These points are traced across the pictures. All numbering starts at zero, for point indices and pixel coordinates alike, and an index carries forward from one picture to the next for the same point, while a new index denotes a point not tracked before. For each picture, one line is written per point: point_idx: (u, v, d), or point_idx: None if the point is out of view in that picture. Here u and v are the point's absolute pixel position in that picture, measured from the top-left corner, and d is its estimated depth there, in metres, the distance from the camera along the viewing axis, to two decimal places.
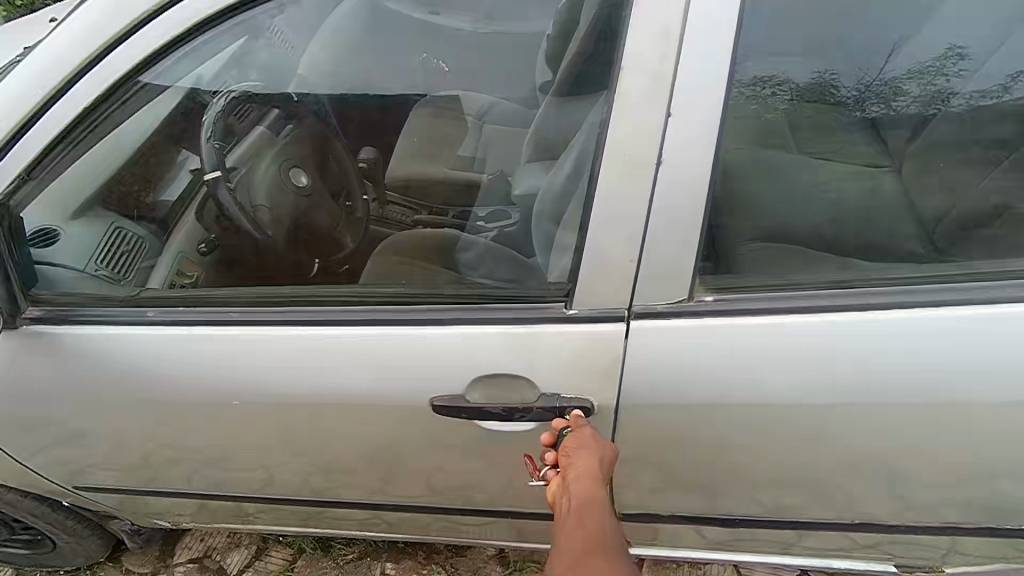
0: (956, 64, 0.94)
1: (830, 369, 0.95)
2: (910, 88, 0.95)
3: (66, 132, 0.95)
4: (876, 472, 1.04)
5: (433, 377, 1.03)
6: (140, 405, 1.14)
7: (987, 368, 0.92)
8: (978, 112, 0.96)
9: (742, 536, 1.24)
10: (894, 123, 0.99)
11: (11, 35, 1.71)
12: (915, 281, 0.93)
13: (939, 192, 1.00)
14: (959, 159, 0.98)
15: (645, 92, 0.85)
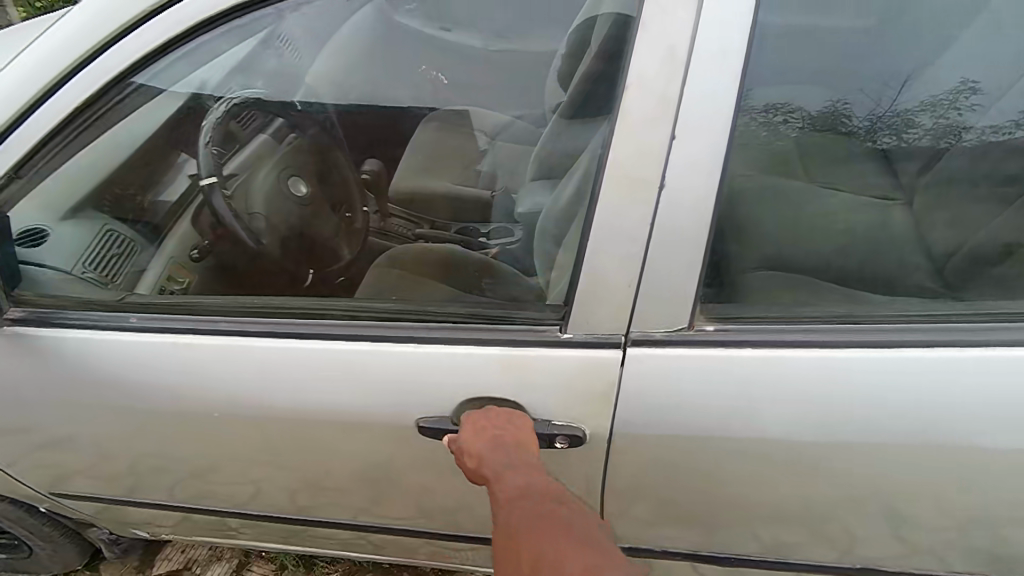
0: (968, 98, 0.92)
1: (836, 403, 0.92)
2: (922, 121, 0.93)
3: (55, 131, 0.94)
4: (878, 512, 1.00)
5: (419, 392, 1.00)
6: (122, 412, 1.11)
7: (997, 412, 0.89)
8: (989, 146, 0.93)
9: (738, 573, 1.19)
10: (905, 156, 0.96)
11: None
12: (924, 318, 0.90)
13: (950, 227, 0.96)
14: (973, 194, 0.95)
15: (649, 112, 0.83)
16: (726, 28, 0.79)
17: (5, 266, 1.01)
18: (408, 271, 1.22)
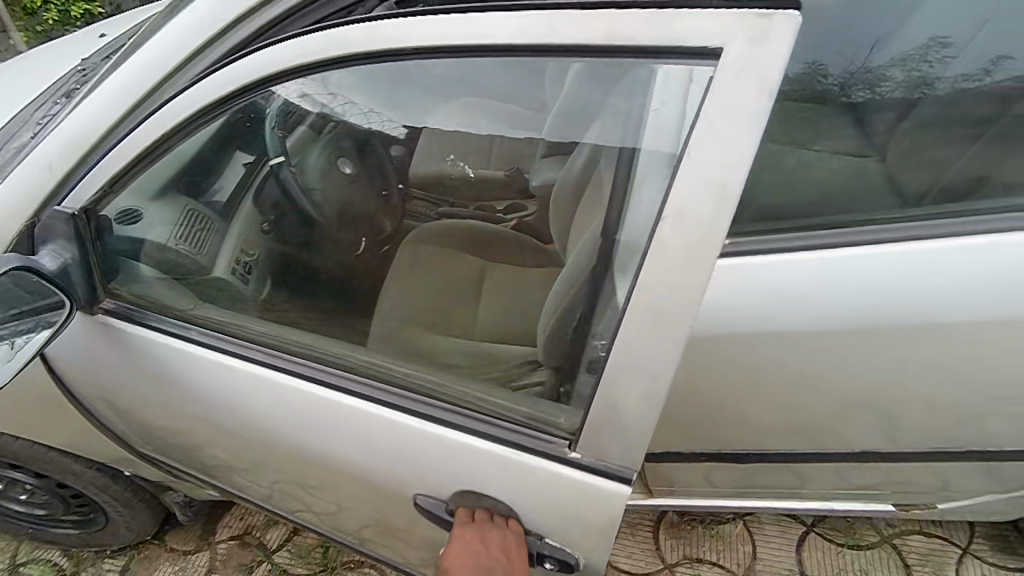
0: (939, 51, 1.16)
1: (836, 303, 1.04)
2: (893, 74, 1.18)
3: (140, 155, 1.07)
4: (872, 407, 1.16)
5: (443, 468, 1.06)
6: (189, 402, 1.24)
7: (973, 305, 1.02)
8: (961, 91, 1.14)
9: (756, 476, 1.34)
10: (878, 106, 1.18)
11: (72, 47, 1.88)
12: (909, 228, 1.03)
13: (924, 170, 1.12)
14: (948, 136, 1.13)
15: (702, 207, 0.72)
16: None
17: (103, 261, 1.17)
18: (437, 251, 1.44)
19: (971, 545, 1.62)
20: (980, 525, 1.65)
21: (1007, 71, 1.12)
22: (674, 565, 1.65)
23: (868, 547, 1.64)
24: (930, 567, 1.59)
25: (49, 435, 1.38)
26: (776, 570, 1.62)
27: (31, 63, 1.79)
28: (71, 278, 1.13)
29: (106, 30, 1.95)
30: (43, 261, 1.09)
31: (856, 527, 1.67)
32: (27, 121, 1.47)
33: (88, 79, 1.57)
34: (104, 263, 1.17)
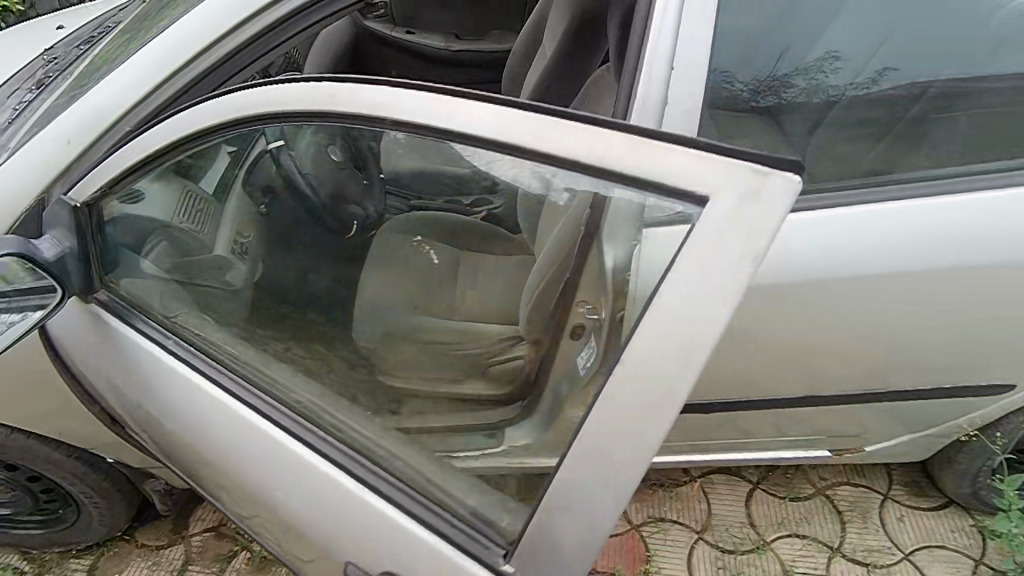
0: (832, 63, 1.17)
1: (784, 256, 1.16)
2: (798, 83, 1.17)
3: (134, 166, 1.14)
4: (812, 362, 1.28)
5: (377, 545, 1.01)
6: (160, 413, 1.25)
7: (892, 263, 1.15)
8: (853, 100, 1.18)
9: (715, 429, 1.47)
10: (790, 109, 1.19)
11: (26, 35, 1.84)
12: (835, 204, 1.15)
13: (837, 165, 1.19)
14: (847, 134, 1.19)
15: (672, 338, 0.69)
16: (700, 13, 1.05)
17: (102, 252, 1.20)
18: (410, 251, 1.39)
19: (891, 491, 1.86)
20: (897, 473, 1.90)
21: (892, 80, 1.18)
22: (640, 525, 1.79)
23: (806, 498, 1.85)
24: (858, 512, 1.82)
25: (31, 422, 1.37)
26: (729, 523, 1.80)
27: None
28: (68, 267, 1.16)
29: (63, 21, 1.91)
30: (44, 247, 1.12)
31: (795, 481, 1.88)
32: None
33: (56, 67, 1.55)
34: (103, 254, 1.20)
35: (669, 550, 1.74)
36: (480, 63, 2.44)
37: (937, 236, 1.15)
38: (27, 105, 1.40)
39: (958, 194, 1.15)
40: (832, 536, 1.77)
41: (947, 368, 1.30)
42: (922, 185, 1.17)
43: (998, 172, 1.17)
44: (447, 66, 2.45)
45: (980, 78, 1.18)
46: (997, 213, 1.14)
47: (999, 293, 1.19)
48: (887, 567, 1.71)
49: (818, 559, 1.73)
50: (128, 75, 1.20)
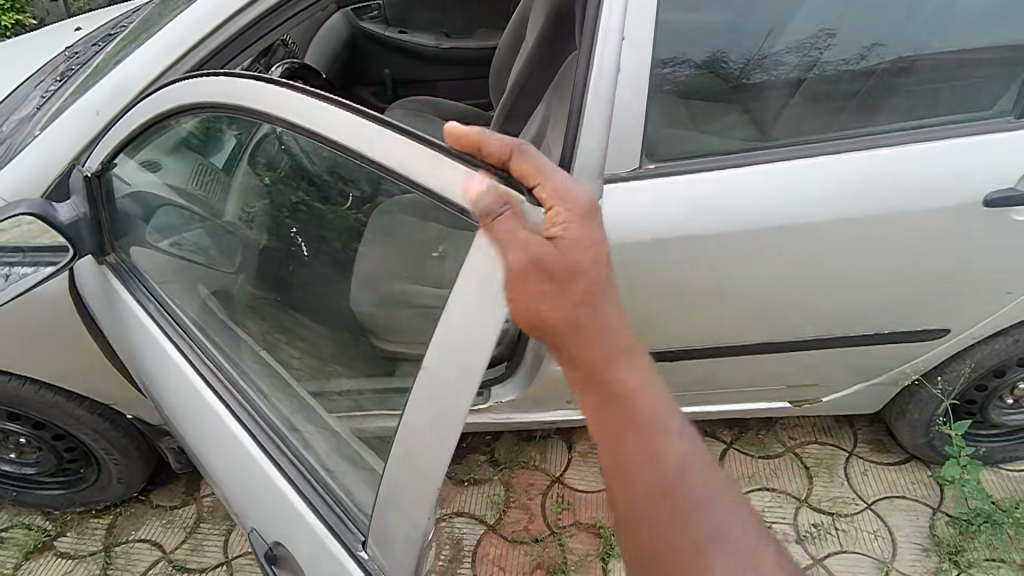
0: (826, 40, 1.27)
1: (734, 205, 1.29)
2: (790, 59, 1.28)
3: (128, 141, 1.27)
4: (773, 311, 1.42)
5: (281, 519, 1.07)
6: (141, 371, 1.38)
7: (836, 214, 1.30)
8: (841, 73, 1.29)
9: (684, 381, 1.60)
10: (776, 85, 1.30)
11: (47, 37, 2.00)
12: (784, 160, 1.30)
13: (796, 132, 1.32)
14: (807, 105, 1.32)
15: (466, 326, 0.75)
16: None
17: (113, 220, 1.34)
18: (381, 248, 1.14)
19: (856, 449, 1.98)
20: (861, 431, 2.02)
21: (879, 56, 1.28)
22: None
23: (776, 456, 1.97)
24: (824, 467, 1.94)
25: (60, 376, 1.51)
26: None
27: (14, 53, 1.90)
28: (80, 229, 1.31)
29: (82, 24, 2.06)
30: (61, 211, 1.27)
31: (766, 441, 2.01)
32: (28, 98, 1.59)
33: (78, 61, 1.69)
34: (113, 223, 1.34)
35: None
36: (473, 62, 2.61)
37: (870, 184, 1.28)
38: (52, 95, 1.54)
39: (887, 147, 1.29)
40: (799, 489, 1.90)
41: (892, 315, 1.44)
42: (853, 139, 1.31)
43: (930, 125, 1.31)
44: (440, 64, 2.60)
45: (939, 47, 1.28)
46: (926, 160, 1.28)
47: (930, 240, 1.32)
48: (851, 515, 1.83)
49: (787, 509, 1.85)
50: (153, 50, 1.33)
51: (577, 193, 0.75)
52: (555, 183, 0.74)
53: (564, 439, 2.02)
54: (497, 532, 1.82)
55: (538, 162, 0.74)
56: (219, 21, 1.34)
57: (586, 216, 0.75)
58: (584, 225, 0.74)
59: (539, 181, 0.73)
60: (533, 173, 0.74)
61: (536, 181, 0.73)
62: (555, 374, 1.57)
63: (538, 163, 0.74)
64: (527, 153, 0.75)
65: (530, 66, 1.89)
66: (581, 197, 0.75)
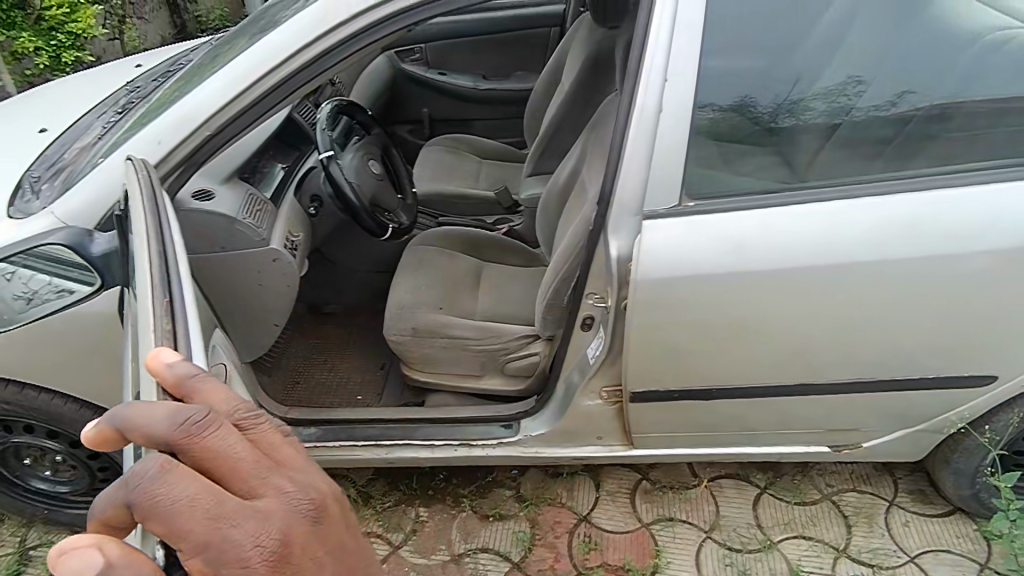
0: (855, 87, 1.30)
1: (777, 245, 1.29)
2: (817, 105, 1.31)
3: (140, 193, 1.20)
4: (814, 350, 1.39)
5: None
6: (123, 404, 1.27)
7: (879, 256, 1.29)
8: (869, 119, 1.31)
9: (718, 421, 1.56)
10: (805, 129, 1.32)
11: (110, 72, 2.11)
12: (825, 199, 1.30)
13: (836, 172, 1.32)
14: (846, 148, 1.32)
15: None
16: (694, 35, 1.23)
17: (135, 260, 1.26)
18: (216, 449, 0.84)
19: (896, 498, 1.91)
20: (902, 481, 1.95)
21: (911, 103, 1.30)
22: (650, 523, 1.87)
23: (812, 503, 1.91)
24: (863, 517, 1.87)
25: (101, 396, 1.51)
26: (737, 524, 1.86)
27: (80, 86, 2.01)
28: (112, 265, 1.31)
29: (143, 61, 2.19)
30: (99, 243, 1.29)
31: (802, 487, 1.95)
32: (89, 128, 1.67)
33: (137, 95, 1.77)
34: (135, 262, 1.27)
35: (677, 546, 1.82)
36: (509, 101, 2.67)
37: (911, 227, 1.28)
38: (113, 125, 1.62)
39: (928, 190, 1.28)
40: (838, 538, 1.83)
41: (940, 358, 1.39)
42: (895, 181, 1.30)
43: (973, 168, 1.29)
44: (478, 103, 2.67)
45: (973, 98, 1.29)
46: (968, 202, 1.27)
47: (978, 283, 1.30)
48: (892, 568, 1.76)
49: (824, 559, 1.78)
50: (217, 84, 1.35)
51: (250, 536, 0.61)
52: (219, 546, 0.60)
53: (592, 476, 1.99)
54: (522, 569, 1.78)
55: (186, 520, 0.61)
56: (292, 53, 1.34)
57: (278, 552, 0.61)
58: (280, 569, 0.61)
59: (196, 558, 0.60)
60: (196, 546, 0.60)
61: (195, 563, 0.60)
62: (586, 409, 1.56)
63: (186, 529, 0.60)
64: (166, 518, 0.60)
65: (566, 107, 1.94)
66: (260, 535, 0.61)
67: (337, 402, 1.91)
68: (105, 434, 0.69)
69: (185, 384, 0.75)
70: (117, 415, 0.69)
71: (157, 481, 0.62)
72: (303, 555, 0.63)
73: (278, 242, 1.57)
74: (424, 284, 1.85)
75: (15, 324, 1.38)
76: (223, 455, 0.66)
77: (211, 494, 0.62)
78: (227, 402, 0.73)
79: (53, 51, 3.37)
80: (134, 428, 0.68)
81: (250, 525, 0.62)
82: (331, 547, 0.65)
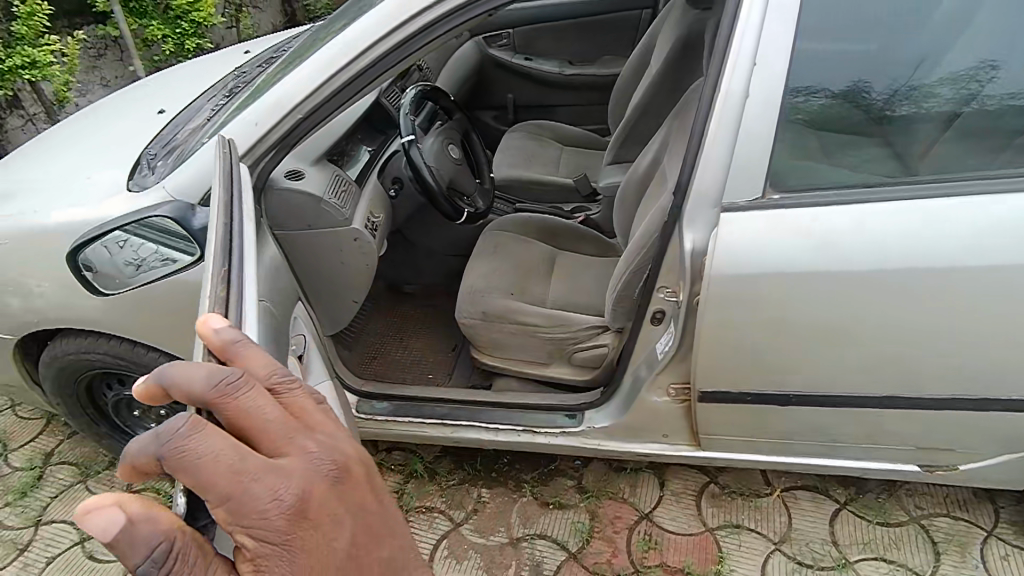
0: (988, 73, 1.18)
1: (873, 245, 1.20)
2: (943, 91, 1.20)
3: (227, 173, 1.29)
4: (910, 361, 1.28)
5: None
6: None
7: (997, 261, 1.16)
8: (1004, 107, 1.19)
9: (795, 429, 1.48)
10: (925, 118, 1.22)
11: (221, 59, 2.27)
12: (937, 195, 1.18)
13: (948, 166, 1.21)
14: (967, 141, 1.21)
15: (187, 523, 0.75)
16: (787, 17, 1.15)
17: None
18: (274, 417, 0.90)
19: (996, 528, 1.74)
20: (1005, 511, 1.77)
21: None
22: (715, 528, 1.81)
23: (897, 524, 1.77)
24: (954, 545, 1.71)
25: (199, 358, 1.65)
26: (810, 538, 1.76)
27: (197, 72, 2.19)
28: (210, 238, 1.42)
29: (250, 48, 2.33)
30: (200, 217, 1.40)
31: (887, 507, 1.81)
32: (201, 110, 1.81)
33: (243, 81, 1.89)
34: None
35: (742, 554, 1.75)
36: (593, 86, 2.63)
37: None
38: (220, 108, 1.74)
39: None
40: (923, 565, 1.68)
41: None
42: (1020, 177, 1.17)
43: None
44: (562, 89, 2.65)
45: None
46: None
47: None
48: None
49: None
50: (308, 69, 1.41)
51: (270, 490, 0.64)
52: (240, 498, 0.63)
53: (657, 474, 1.94)
54: (579, 560, 1.78)
55: (212, 473, 0.64)
56: (377, 38, 1.38)
57: (296, 507, 0.65)
58: (297, 522, 0.64)
59: (221, 507, 0.64)
60: (220, 497, 0.64)
61: (220, 512, 0.64)
62: (652, 405, 1.52)
63: (211, 481, 0.64)
64: (192, 471, 0.64)
65: (652, 92, 1.88)
66: (280, 489, 0.65)
67: (408, 379, 1.98)
68: (151, 390, 0.74)
69: (229, 349, 0.80)
70: (164, 372, 0.74)
71: (186, 438, 0.65)
72: (320, 511, 0.66)
73: (359, 222, 1.65)
74: (497, 269, 1.87)
75: (128, 288, 1.53)
76: (252, 413, 0.70)
77: (234, 450, 0.66)
78: (263, 366, 0.78)
79: (178, 39, 3.65)
80: (177, 386, 0.72)
81: (271, 480, 0.65)
82: (351, 506, 0.68)
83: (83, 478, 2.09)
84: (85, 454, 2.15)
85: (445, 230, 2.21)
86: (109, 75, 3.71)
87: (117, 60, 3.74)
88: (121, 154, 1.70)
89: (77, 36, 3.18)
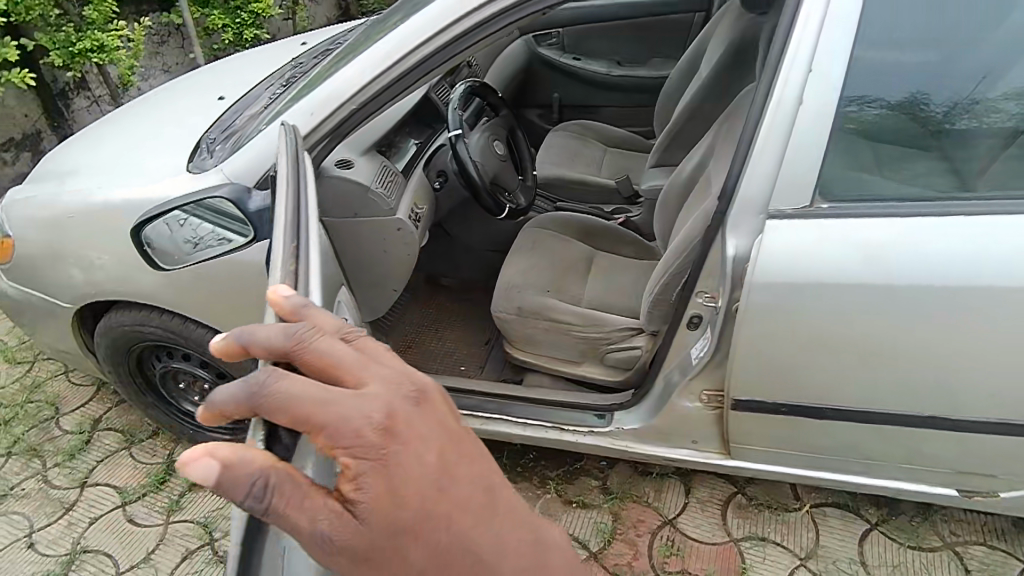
0: None
1: (920, 261, 1.17)
2: (1007, 106, 1.17)
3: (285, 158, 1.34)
4: (954, 382, 1.25)
5: None
6: None
7: None
8: None
9: (829, 444, 1.45)
10: (987, 133, 1.19)
11: (279, 49, 2.34)
12: (995, 213, 1.16)
13: (1008, 184, 1.18)
14: None
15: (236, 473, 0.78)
16: (844, 26, 1.14)
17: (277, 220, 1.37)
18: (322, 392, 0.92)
19: None
20: None
21: None
22: (739, 539, 1.79)
23: (929, 550, 1.72)
24: None
25: None
26: (837, 557, 1.73)
27: (255, 61, 2.26)
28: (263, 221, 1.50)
29: (306, 40, 2.40)
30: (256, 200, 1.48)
31: (920, 531, 1.76)
32: (259, 98, 1.87)
33: (299, 71, 1.95)
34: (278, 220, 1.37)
35: (765, 568, 1.72)
36: (639, 88, 2.62)
37: None
38: (276, 97, 1.80)
39: None
40: None
41: None
42: None
43: None
44: (610, 89, 2.65)
45: None
46: None
47: None
48: None
49: None
50: (364, 61, 1.46)
51: (355, 410, 0.63)
52: (327, 420, 0.62)
53: (683, 481, 1.93)
54: (600, 560, 1.78)
55: (297, 403, 0.63)
56: (431, 32, 1.41)
57: (382, 425, 0.63)
58: (386, 439, 0.62)
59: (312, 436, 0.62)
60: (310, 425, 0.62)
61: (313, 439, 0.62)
62: (683, 410, 1.51)
63: (297, 409, 0.62)
64: (281, 408, 0.63)
65: (701, 95, 1.87)
66: (364, 410, 0.63)
67: (441, 369, 2.01)
68: (230, 348, 0.74)
69: (299, 313, 0.80)
70: (241, 332, 0.74)
71: (272, 385, 0.64)
72: (408, 428, 0.64)
73: (403, 213, 1.69)
74: (535, 266, 1.89)
75: (185, 265, 1.61)
76: (330, 356, 0.70)
77: (318, 385, 0.65)
78: (332, 322, 0.78)
79: (237, 28, 3.77)
80: (256, 343, 0.73)
81: (355, 402, 0.64)
82: (437, 426, 0.66)
83: (127, 445, 2.19)
84: (130, 422, 2.25)
85: (486, 225, 2.24)
86: (170, 61, 3.86)
87: (179, 47, 3.88)
88: (182, 137, 1.78)
89: (143, 22, 3.32)
